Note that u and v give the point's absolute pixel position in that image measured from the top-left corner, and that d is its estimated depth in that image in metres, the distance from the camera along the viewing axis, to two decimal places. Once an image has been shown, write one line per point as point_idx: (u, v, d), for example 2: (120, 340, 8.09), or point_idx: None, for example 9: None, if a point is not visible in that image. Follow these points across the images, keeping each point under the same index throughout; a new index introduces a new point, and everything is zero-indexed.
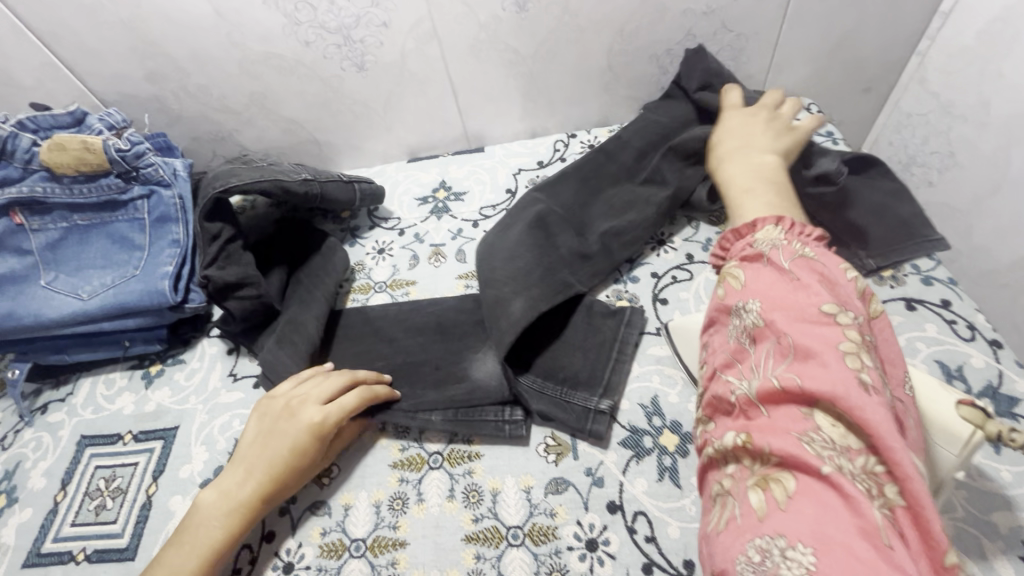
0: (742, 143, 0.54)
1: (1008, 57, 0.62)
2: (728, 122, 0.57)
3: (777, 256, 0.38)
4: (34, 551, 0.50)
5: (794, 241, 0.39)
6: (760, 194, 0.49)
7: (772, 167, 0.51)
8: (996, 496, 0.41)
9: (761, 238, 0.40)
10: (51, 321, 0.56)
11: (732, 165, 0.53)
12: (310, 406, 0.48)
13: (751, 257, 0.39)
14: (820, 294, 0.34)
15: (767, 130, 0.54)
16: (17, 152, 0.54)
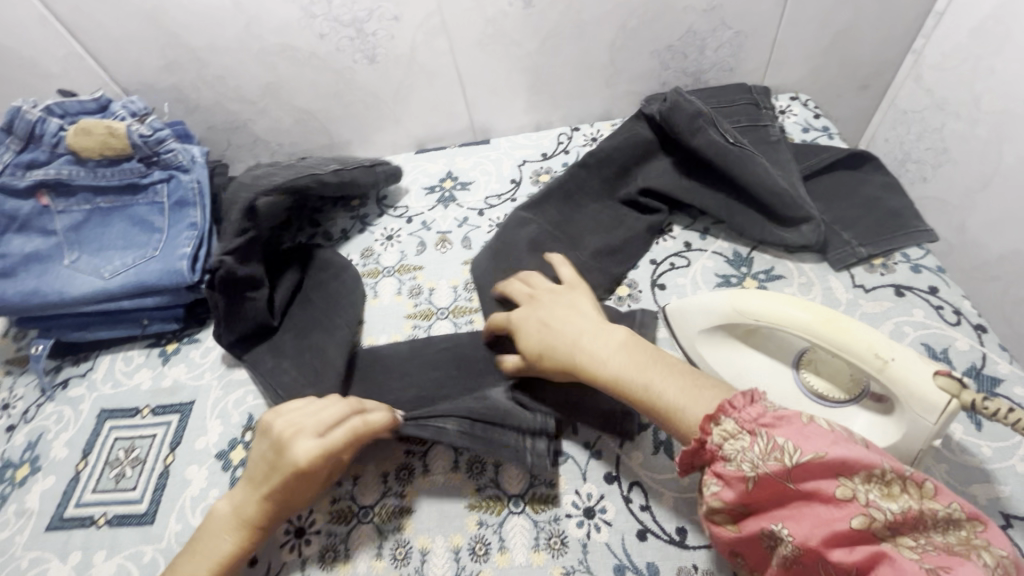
0: (574, 333, 0.45)
1: (999, 55, 0.65)
2: (531, 323, 0.48)
3: (764, 472, 0.31)
4: (57, 515, 0.52)
5: (756, 433, 0.32)
6: (670, 382, 0.39)
7: (631, 341, 0.43)
8: (977, 470, 0.43)
9: (726, 448, 0.33)
10: (74, 299, 0.58)
11: (595, 357, 0.42)
12: (301, 441, 0.42)
13: (734, 481, 0.32)
14: (828, 496, 0.30)
15: (567, 310, 0.48)
16: (45, 136, 0.57)
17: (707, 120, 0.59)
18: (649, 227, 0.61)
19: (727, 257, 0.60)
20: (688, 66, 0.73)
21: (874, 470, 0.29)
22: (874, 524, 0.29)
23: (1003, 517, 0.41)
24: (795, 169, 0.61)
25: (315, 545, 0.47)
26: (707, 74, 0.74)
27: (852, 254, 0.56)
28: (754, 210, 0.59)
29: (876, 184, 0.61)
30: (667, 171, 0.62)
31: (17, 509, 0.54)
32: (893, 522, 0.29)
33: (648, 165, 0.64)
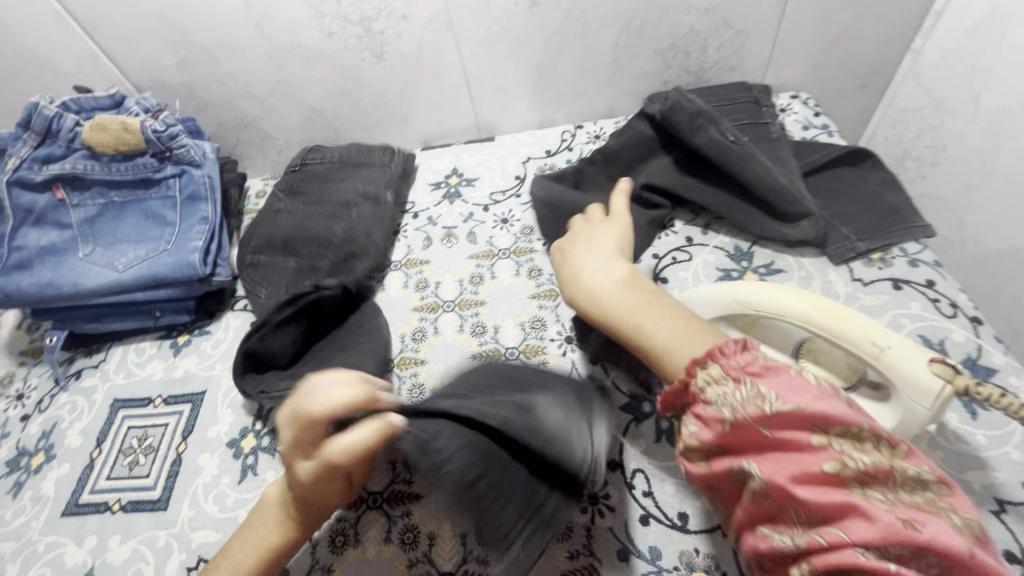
0: (599, 277, 0.45)
1: (997, 54, 0.66)
2: (557, 258, 0.51)
3: (742, 413, 0.32)
4: (73, 501, 0.54)
5: (738, 374, 0.33)
6: (666, 325, 0.40)
7: (645, 288, 0.43)
8: (972, 457, 0.44)
9: (708, 391, 0.34)
10: (88, 290, 0.59)
11: (604, 297, 0.43)
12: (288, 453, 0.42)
13: (711, 421, 0.33)
14: (801, 440, 0.30)
15: (609, 255, 0.47)
16: (61, 131, 0.59)
17: (708, 118, 0.60)
18: (649, 221, 0.62)
19: (728, 252, 0.61)
20: (690, 65, 0.74)
21: (850, 422, 0.29)
22: (845, 470, 0.29)
23: (997, 503, 0.42)
24: (794, 165, 0.63)
25: (326, 529, 0.48)
26: (709, 73, 0.76)
27: (851, 248, 0.57)
28: (755, 207, 0.60)
29: (875, 180, 0.62)
30: (667, 168, 0.63)
31: (33, 496, 0.55)
32: (865, 473, 0.29)
33: (648, 163, 0.65)
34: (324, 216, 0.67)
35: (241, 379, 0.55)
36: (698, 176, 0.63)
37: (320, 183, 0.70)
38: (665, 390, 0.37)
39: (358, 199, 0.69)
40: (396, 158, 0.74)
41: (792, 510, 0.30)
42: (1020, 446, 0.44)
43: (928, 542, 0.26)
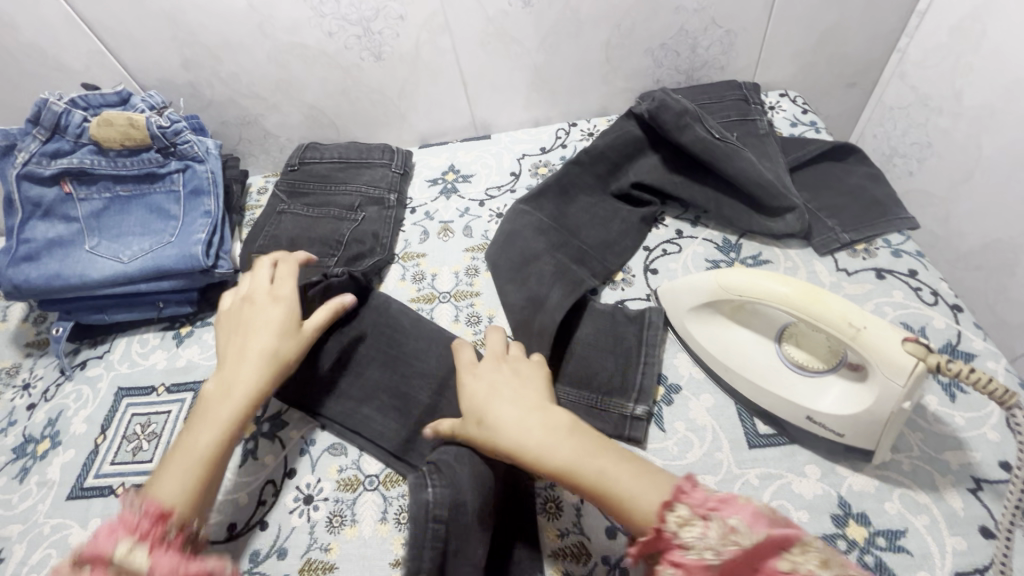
0: (517, 415, 0.42)
1: (978, 52, 0.67)
2: (473, 398, 0.45)
3: (722, 556, 0.30)
4: (78, 485, 0.55)
5: (715, 520, 0.31)
6: (621, 473, 0.38)
7: (577, 427, 0.41)
8: (950, 437, 0.45)
9: (682, 535, 0.32)
10: (94, 281, 0.61)
11: (535, 442, 0.40)
12: (259, 295, 0.53)
13: (693, 569, 0.30)
14: (776, 566, 0.28)
15: (511, 381, 0.45)
16: (69, 127, 0.61)
17: (695, 117, 0.62)
18: (641, 218, 0.64)
19: (717, 244, 0.62)
20: (681, 64, 0.76)
21: (808, 538, 0.29)
22: None
23: (974, 481, 0.43)
24: (781, 161, 0.64)
25: (324, 510, 0.49)
26: (699, 72, 0.78)
27: (836, 240, 0.59)
28: (742, 202, 0.62)
29: (860, 174, 0.64)
30: (655, 167, 0.65)
31: (39, 480, 0.56)
32: None
33: (637, 162, 0.67)
34: (330, 219, 0.69)
35: None
36: (687, 172, 0.64)
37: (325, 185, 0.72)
38: (639, 541, 0.34)
39: (364, 202, 0.71)
40: (396, 157, 0.76)
41: None
42: (996, 427, 0.45)
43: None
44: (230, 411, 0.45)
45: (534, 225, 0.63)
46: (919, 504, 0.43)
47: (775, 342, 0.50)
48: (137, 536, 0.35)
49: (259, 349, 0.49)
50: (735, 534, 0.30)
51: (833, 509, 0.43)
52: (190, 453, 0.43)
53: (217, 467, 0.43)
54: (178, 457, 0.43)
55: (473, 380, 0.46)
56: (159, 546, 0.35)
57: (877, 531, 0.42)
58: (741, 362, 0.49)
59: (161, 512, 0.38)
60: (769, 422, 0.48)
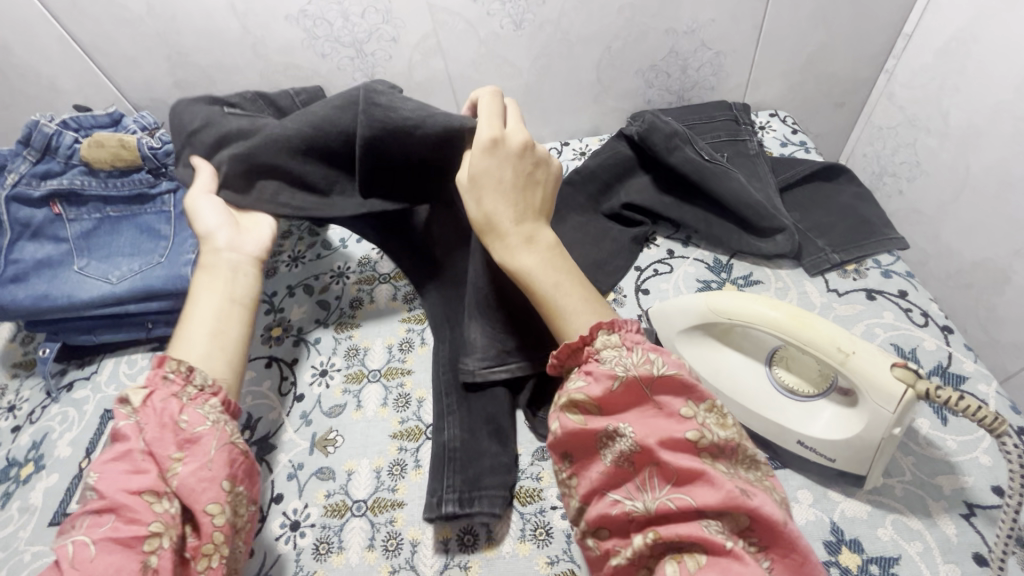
0: (504, 222, 0.44)
1: (963, 74, 0.69)
2: (485, 179, 0.44)
3: (633, 377, 0.35)
4: (60, 511, 0.54)
5: (636, 353, 0.36)
6: (569, 293, 0.42)
7: (555, 249, 0.44)
8: (941, 461, 0.45)
9: (605, 353, 0.37)
10: (83, 302, 0.60)
11: (509, 244, 0.43)
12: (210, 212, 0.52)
13: (603, 377, 0.36)
14: (678, 410, 0.34)
15: (508, 186, 0.44)
16: (60, 148, 0.61)
17: (683, 138, 0.62)
18: (632, 239, 0.64)
19: (708, 264, 0.62)
20: (672, 84, 0.77)
21: (713, 401, 0.35)
22: (702, 440, 0.33)
23: (967, 506, 0.43)
24: (771, 181, 0.65)
25: (310, 537, 0.49)
26: (690, 91, 0.78)
27: (826, 260, 0.59)
28: (731, 223, 0.62)
29: (850, 194, 0.65)
30: (645, 188, 0.66)
31: (22, 505, 0.55)
32: (716, 446, 0.34)
33: (627, 182, 0.67)
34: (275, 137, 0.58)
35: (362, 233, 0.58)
36: (677, 192, 0.65)
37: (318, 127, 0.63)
38: (563, 345, 0.39)
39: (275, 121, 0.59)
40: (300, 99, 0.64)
41: (654, 465, 0.33)
42: (988, 450, 0.45)
43: (758, 508, 0.31)
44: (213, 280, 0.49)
45: None
46: (912, 530, 0.42)
47: (765, 365, 0.49)
48: (147, 384, 0.40)
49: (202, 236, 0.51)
50: (653, 370, 0.35)
51: (825, 535, 0.43)
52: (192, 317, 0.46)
53: (227, 317, 0.47)
54: (186, 320, 0.46)
55: (488, 158, 0.45)
56: (161, 388, 0.40)
57: (870, 558, 0.41)
58: (732, 386, 0.48)
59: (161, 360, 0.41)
60: (761, 446, 0.48)
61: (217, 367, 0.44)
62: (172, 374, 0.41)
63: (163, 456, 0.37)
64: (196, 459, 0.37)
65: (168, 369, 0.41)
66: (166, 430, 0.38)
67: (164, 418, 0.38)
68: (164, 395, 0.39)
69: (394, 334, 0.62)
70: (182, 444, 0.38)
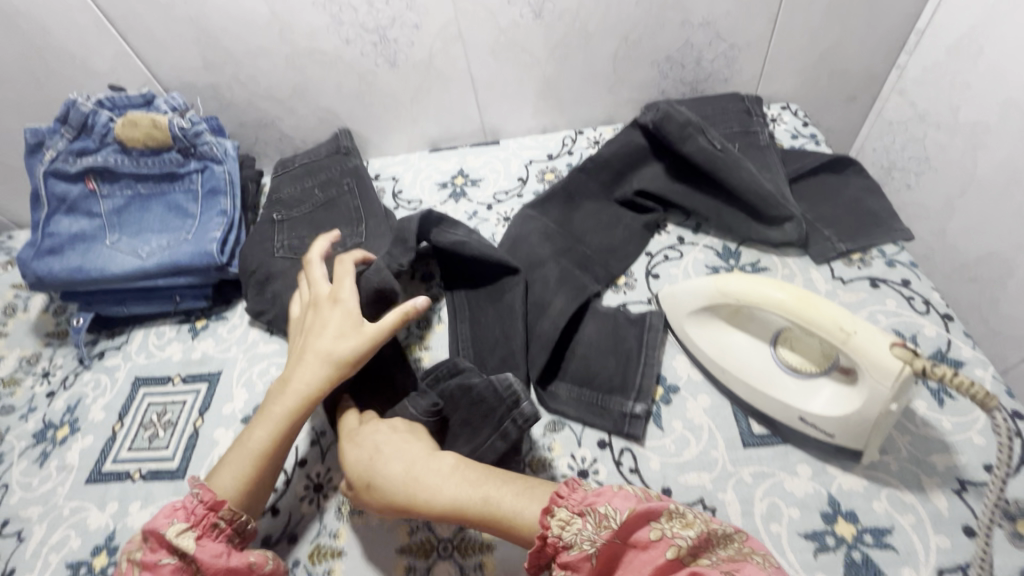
0: (405, 465, 0.44)
1: (973, 70, 0.70)
2: (367, 453, 0.46)
3: (599, 541, 0.36)
4: (96, 470, 0.57)
5: (587, 516, 0.37)
6: (501, 493, 0.42)
7: (461, 465, 0.44)
8: (937, 441, 0.47)
9: (565, 535, 0.37)
10: (114, 275, 0.63)
11: (425, 489, 0.42)
12: (331, 344, 0.50)
13: (579, 562, 0.36)
14: (648, 538, 0.36)
15: (396, 434, 0.47)
16: (96, 126, 0.63)
17: (698, 127, 0.63)
18: (644, 226, 0.66)
19: (717, 251, 0.64)
20: (686, 75, 0.78)
21: (669, 508, 0.36)
22: (681, 551, 0.35)
23: (959, 482, 0.45)
24: (781, 172, 0.67)
25: (333, 499, 0.51)
26: (704, 83, 0.80)
27: (832, 249, 0.61)
28: (741, 212, 0.64)
29: (857, 187, 0.66)
30: (658, 176, 0.67)
31: (59, 464, 0.58)
32: (695, 546, 0.35)
33: (641, 170, 0.69)
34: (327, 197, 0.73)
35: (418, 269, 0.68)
36: (690, 180, 0.66)
37: (310, 173, 0.76)
38: (528, 551, 0.39)
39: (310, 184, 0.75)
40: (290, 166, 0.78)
41: None
42: (981, 431, 0.47)
43: None
44: (288, 415, 0.48)
45: (540, 230, 0.65)
46: (903, 503, 0.45)
47: (770, 345, 0.51)
48: (195, 528, 0.43)
49: (317, 352, 0.49)
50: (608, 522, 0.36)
51: (823, 507, 0.45)
52: (246, 445, 0.47)
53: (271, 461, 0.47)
54: (234, 452, 0.47)
55: (359, 436, 0.48)
56: (209, 534, 0.43)
57: (865, 528, 0.44)
58: (737, 365, 0.51)
59: (212, 503, 0.44)
60: (764, 424, 0.50)
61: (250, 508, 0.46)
62: (221, 521, 0.44)
63: None
64: None
65: (220, 517, 0.44)
66: None
67: (222, 566, 0.42)
68: (214, 544, 0.42)
69: None
70: None
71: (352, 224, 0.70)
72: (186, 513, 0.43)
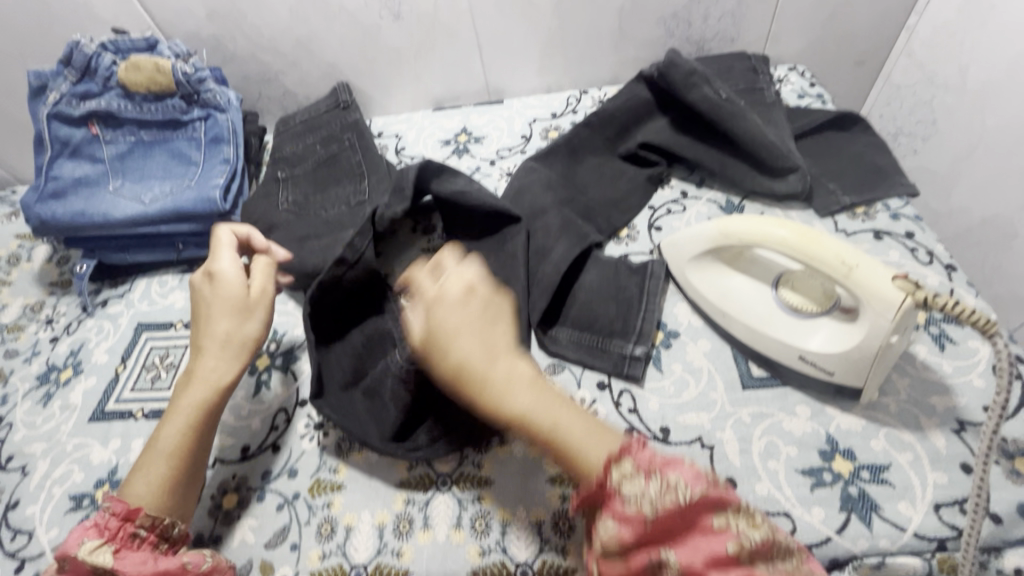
0: (484, 354, 0.40)
1: (984, 27, 0.69)
2: (447, 325, 0.41)
3: (660, 508, 0.33)
4: (99, 409, 0.57)
5: (655, 478, 0.33)
6: (572, 424, 0.38)
7: (538, 379, 0.40)
8: (936, 383, 0.47)
9: (625, 488, 0.34)
10: (117, 220, 0.63)
11: (496, 384, 0.39)
12: (231, 326, 0.49)
13: (631, 518, 0.33)
14: (712, 524, 0.32)
15: (481, 318, 0.42)
16: (99, 69, 0.63)
17: (704, 77, 0.63)
18: (647, 179, 0.66)
19: (720, 205, 0.64)
20: (693, 34, 0.77)
21: (739, 504, 0.33)
22: (742, 550, 0.31)
23: (957, 422, 0.45)
24: (787, 127, 0.66)
25: (333, 437, 0.52)
26: (710, 43, 0.79)
27: (836, 202, 0.61)
28: (745, 164, 0.63)
29: (864, 143, 0.66)
30: (663, 129, 0.67)
31: (62, 404, 0.59)
32: (757, 550, 0.31)
33: (646, 125, 0.68)
34: (330, 151, 0.73)
35: (421, 219, 0.68)
36: (695, 134, 0.66)
37: (311, 127, 0.75)
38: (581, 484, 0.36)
39: (312, 137, 0.74)
40: (294, 121, 0.78)
41: None
42: (982, 374, 0.47)
43: None
44: (199, 406, 0.46)
45: (543, 181, 0.64)
46: (901, 441, 0.45)
47: (771, 288, 0.51)
48: (111, 541, 0.40)
49: (219, 336, 0.48)
50: (680, 493, 0.33)
51: (820, 445, 0.45)
52: (156, 448, 0.45)
53: (191, 456, 0.45)
54: (149, 459, 0.44)
55: (443, 306, 0.43)
56: (128, 545, 0.41)
57: (861, 465, 0.44)
58: (738, 307, 0.51)
59: (127, 513, 0.41)
60: (764, 366, 0.50)
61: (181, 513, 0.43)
62: (141, 530, 0.41)
63: None
64: None
65: (139, 525, 0.41)
66: None
67: (147, 572, 0.39)
68: (134, 554, 0.40)
69: (413, 261, 0.64)
70: None
71: (354, 178, 0.69)
72: (100, 527, 0.41)
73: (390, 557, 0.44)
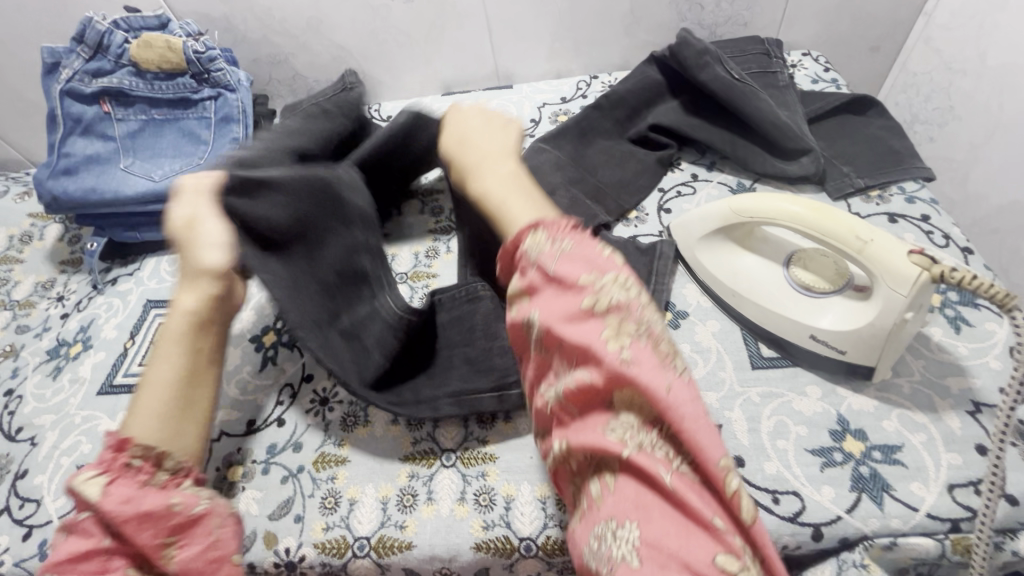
0: (476, 154, 0.49)
1: (1004, 10, 0.67)
2: (461, 135, 0.52)
3: (542, 260, 0.36)
4: (108, 383, 0.58)
5: (549, 243, 0.37)
6: (516, 200, 0.43)
7: (516, 175, 0.47)
8: (951, 364, 0.46)
9: (529, 249, 0.38)
10: (127, 197, 0.63)
11: (477, 169, 0.48)
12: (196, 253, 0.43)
13: (524, 268, 0.37)
14: (579, 282, 0.34)
15: (485, 133, 0.51)
16: (112, 47, 0.64)
17: (715, 58, 0.62)
18: (658, 160, 0.65)
19: (731, 187, 0.63)
20: (705, 18, 0.76)
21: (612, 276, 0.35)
22: (599, 307, 0.33)
23: (973, 404, 0.44)
24: (799, 111, 0.65)
25: (338, 412, 0.51)
26: (723, 27, 0.78)
27: (850, 184, 0.60)
28: (756, 147, 0.63)
29: (878, 126, 0.65)
30: (673, 112, 0.66)
31: (72, 377, 0.59)
32: (614, 312, 0.33)
33: (656, 108, 0.68)
34: None
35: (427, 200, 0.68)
36: (705, 117, 0.65)
37: None
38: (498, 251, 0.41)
39: None
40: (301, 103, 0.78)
41: (560, 343, 0.34)
42: (999, 356, 0.46)
43: (645, 375, 0.31)
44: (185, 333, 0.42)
45: (551, 162, 0.64)
46: (915, 422, 0.44)
47: (783, 266, 0.50)
48: (103, 473, 0.36)
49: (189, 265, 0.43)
50: (561, 253, 0.36)
51: (831, 425, 0.45)
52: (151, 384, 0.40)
53: (191, 388, 0.41)
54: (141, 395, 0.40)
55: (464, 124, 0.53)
56: (124, 476, 0.36)
57: (873, 445, 0.43)
58: (748, 286, 0.50)
59: (119, 444, 0.37)
60: (773, 346, 0.49)
61: (180, 446, 0.39)
62: (136, 460, 0.37)
63: (150, 546, 0.35)
64: (195, 542, 0.36)
65: (132, 456, 0.37)
66: (147, 521, 0.35)
67: (134, 513, 0.35)
68: (129, 484, 0.36)
69: (421, 242, 0.64)
70: (175, 528, 0.36)
71: None
72: (96, 461, 0.37)
73: (394, 529, 0.44)
